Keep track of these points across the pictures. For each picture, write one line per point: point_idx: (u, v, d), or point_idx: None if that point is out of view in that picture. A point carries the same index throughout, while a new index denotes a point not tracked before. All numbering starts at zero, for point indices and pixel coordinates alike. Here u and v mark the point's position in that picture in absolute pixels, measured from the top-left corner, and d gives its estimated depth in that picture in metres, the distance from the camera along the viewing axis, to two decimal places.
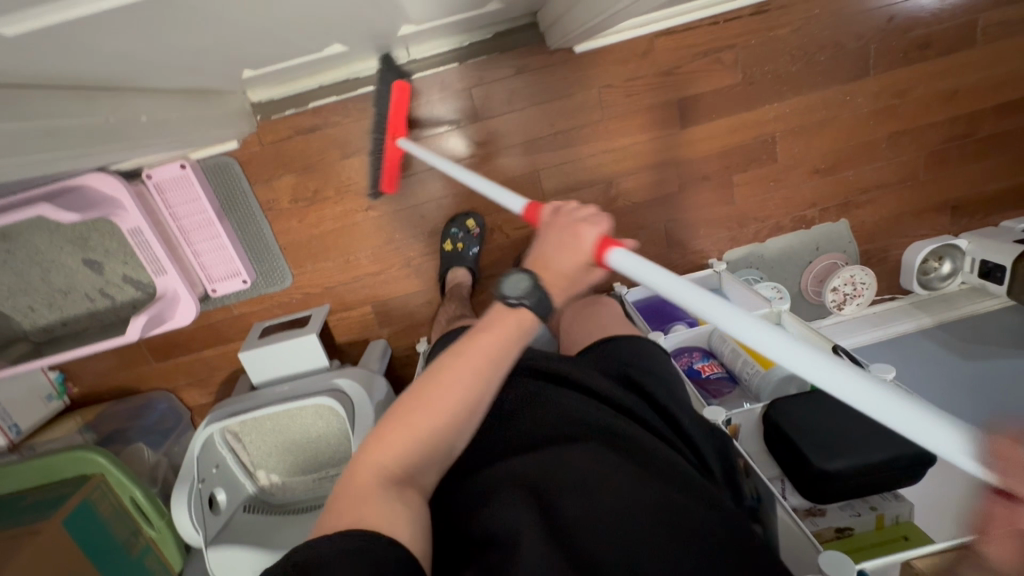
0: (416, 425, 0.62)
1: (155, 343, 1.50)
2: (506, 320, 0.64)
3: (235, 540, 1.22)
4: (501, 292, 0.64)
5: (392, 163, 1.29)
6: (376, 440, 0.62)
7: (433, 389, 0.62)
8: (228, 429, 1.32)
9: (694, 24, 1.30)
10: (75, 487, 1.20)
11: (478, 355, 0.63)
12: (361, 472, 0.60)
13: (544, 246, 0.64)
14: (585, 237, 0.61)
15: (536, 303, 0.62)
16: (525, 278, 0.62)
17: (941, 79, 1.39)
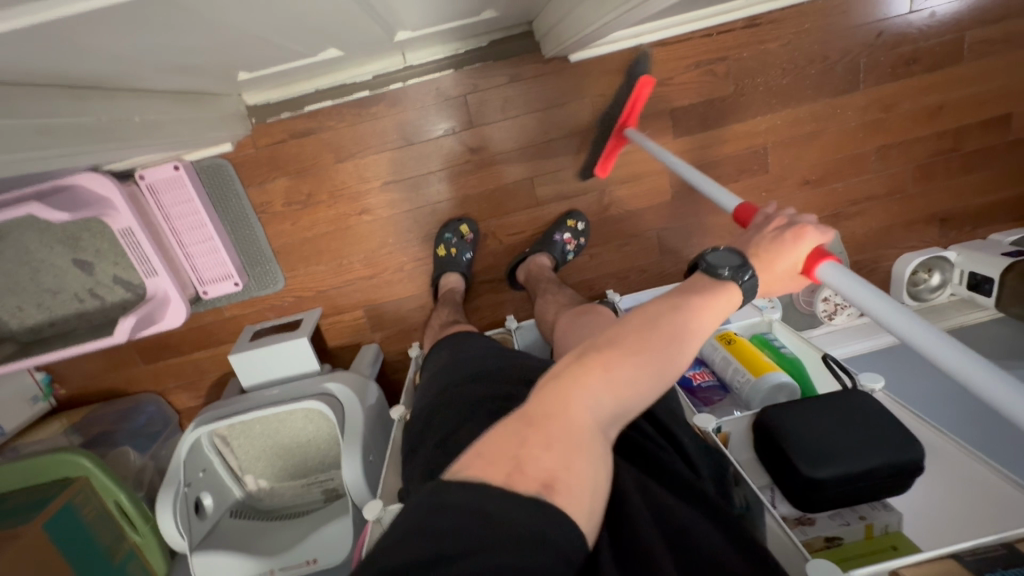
0: (621, 385, 0.58)
1: (145, 344, 1.49)
2: (718, 297, 0.64)
3: (222, 545, 1.21)
4: (707, 263, 0.67)
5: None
6: (580, 381, 0.58)
7: (653, 347, 0.60)
8: (216, 433, 1.30)
9: (687, 36, 1.31)
10: (58, 490, 1.18)
11: (698, 327, 0.63)
12: (573, 413, 0.56)
13: (758, 239, 0.69)
14: (808, 240, 0.65)
15: (744, 282, 0.65)
16: (736, 256, 0.66)
17: (928, 93, 1.42)
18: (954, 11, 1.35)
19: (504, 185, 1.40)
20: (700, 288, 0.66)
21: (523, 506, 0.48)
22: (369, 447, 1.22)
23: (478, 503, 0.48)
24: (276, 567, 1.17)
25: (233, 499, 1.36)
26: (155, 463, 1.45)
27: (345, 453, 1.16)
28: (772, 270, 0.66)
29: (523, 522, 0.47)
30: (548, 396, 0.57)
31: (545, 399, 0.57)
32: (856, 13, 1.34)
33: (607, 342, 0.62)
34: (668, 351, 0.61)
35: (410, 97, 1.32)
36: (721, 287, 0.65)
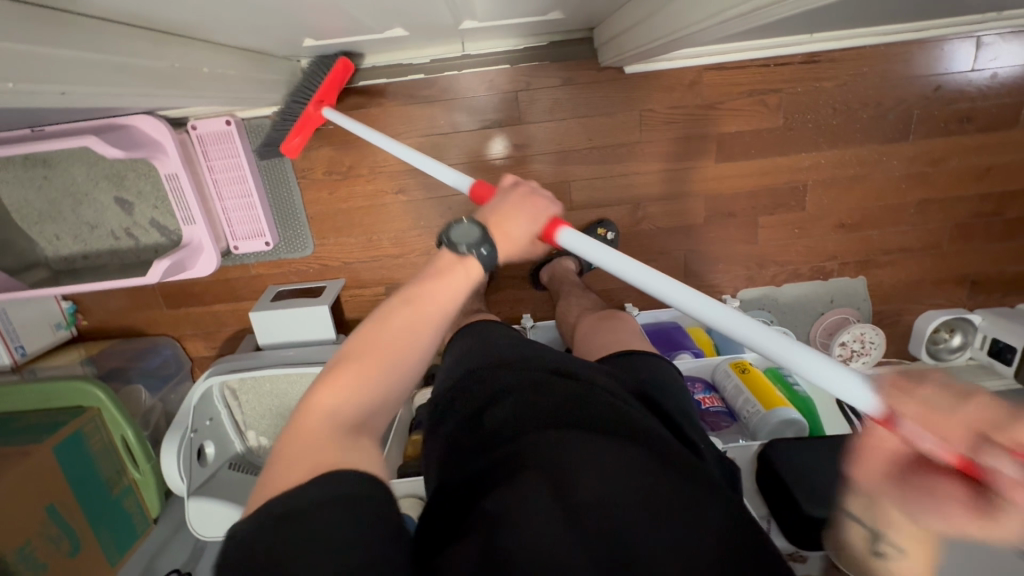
0: (383, 353, 0.59)
1: (170, 289, 1.52)
2: (452, 268, 0.66)
3: (217, 495, 1.23)
4: (449, 240, 0.67)
5: (306, 127, 1.21)
6: (315, 395, 0.55)
7: (385, 334, 0.60)
8: (227, 385, 1.33)
9: (744, 64, 1.32)
10: (70, 417, 1.21)
11: (421, 302, 0.63)
12: (306, 424, 0.53)
13: (500, 206, 0.73)
14: (543, 211, 0.75)
15: (486, 256, 0.66)
16: (476, 227, 0.67)
17: (977, 154, 1.41)
18: (1015, 76, 1.35)
19: (540, 185, 1.42)
20: (439, 265, 0.67)
21: (308, 494, 0.45)
22: None
23: (263, 508, 0.45)
24: None
25: (233, 452, 1.38)
26: (163, 405, 1.48)
27: None
28: (512, 237, 0.71)
29: (321, 497, 0.45)
30: (297, 415, 0.55)
31: (291, 425, 0.54)
32: (916, 64, 1.33)
33: (350, 349, 0.60)
34: (409, 326, 0.61)
35: (462, 86, 1.34)
36: (455, 263, 0.66)
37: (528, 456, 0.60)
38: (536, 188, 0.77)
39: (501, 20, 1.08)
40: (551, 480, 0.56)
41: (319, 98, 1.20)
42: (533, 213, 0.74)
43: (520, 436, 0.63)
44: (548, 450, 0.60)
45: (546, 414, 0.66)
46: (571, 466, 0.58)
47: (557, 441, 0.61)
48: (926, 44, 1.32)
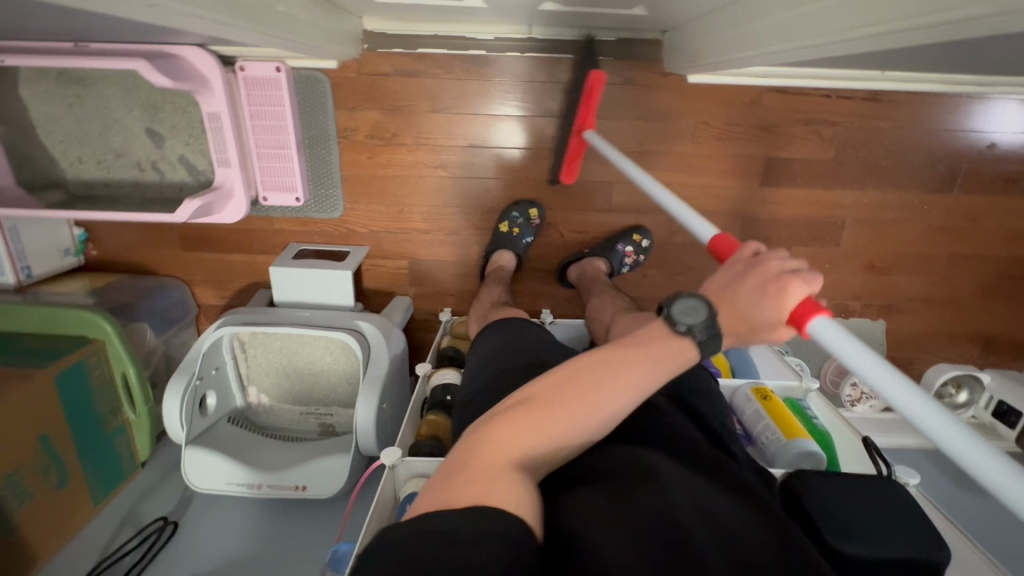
0: (566, 412, 0.57)
1: (188, 231, 1.48)
2: (664, 344, 0.61)
3: (214, 446, 1.20)
4: (670, 314, 0.61)
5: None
6: (499, 431, 0.56)
7: (579, 397, 0.58)
8: (237, 337, 1.30)
9: (807, 91, 1.31)
10: (74, 346, 1.17)
11: (636, 364, 0.60)
12: (485, 458, 0.53)
13: (733, 283, 0.61)
14: (792, 292, 0.55)
15: (706, 341, 0.59)
16: (701, 305, 0.60)
17: (1015, 216, 1.41)
18: None
19: (583, 181, 1.40)
20: (650, 341, 0.62)
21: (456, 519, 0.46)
22: (386, 395, 1.21)
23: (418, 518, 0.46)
24: (264, 483, 1.16)
25: (232, 406, 1.35)
26: (164, 348, 1.44)
27: (364, 394, 1.16)
28: (743, 323, 0.59)
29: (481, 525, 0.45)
30: (473, 445, 0.55)
31: (466, 451, 0.55)
32: (973, 119, 1.33)
33: (523, 398, 0.59)
34: (604, 389, 0.58)
35: (521, 69, 1.30)
36: (669, 338, 0.61)
37: (594, 468, 0.61)
38: (786, 259, 0.59)
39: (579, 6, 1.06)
40: (619, 486, 0.58)
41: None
42: (789, 284, 0.55)
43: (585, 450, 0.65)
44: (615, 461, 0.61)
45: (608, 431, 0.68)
46: (635, 474, 0.59)
47: (623, 452, 0.63)
48: (987, 100, 1.32)
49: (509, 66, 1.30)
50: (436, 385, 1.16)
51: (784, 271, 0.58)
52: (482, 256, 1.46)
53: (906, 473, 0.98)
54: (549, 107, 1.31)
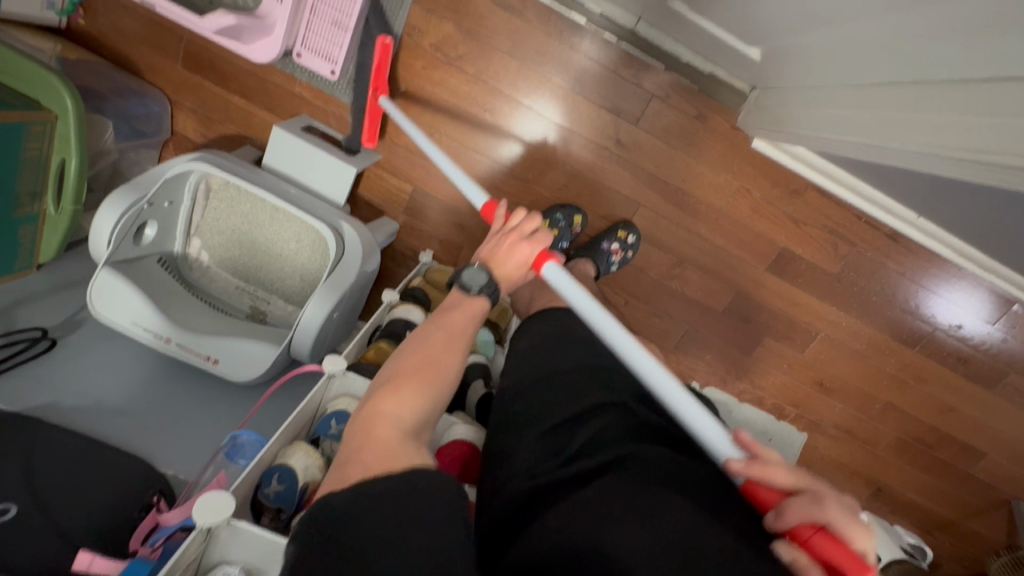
0: (430, 375, 0.64)
1: (197, 50, 1.31)
2: (468, 305, 0.73)
3: (134, 278, 1.06)
4: (458, 282, 0.74)
5: (370, 120, 1.23)
6: (377, 408, 0.60)
7: (431, 357, 0.65)
8: (206, 180, 1.16)
9: (844, 203, 1.35)
10: (21, 106, 1.00)
11: (457, 330, 0.70)
12: (377, 432, 0.57)
13: (494, 250, 0.79)
14: (527, 250, 0.79)
15: (488, 295, 0.74)
16: (482, 273, 0.74)
17: (950, 391, 1.53)
18: (1018, 350, 1.48)
19: (613, 190, 1.37)
20: (450, 303, 0.73)
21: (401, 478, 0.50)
22: (340, 306, 1.11)
23: (368, 484, 0.49)
24: (174, 339, 1.04)
25: (168, 250, 1.20)
26: (117, 157, 1.27)
27: (317, 296, 1.06)
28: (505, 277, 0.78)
29: (421, 489, 0.50)
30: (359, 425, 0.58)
31: (353, 442, 0.57)
32: (963, 294, 1.42)
33: (394, 371, 0.64)
34: (444, 350, 0.67)
35: (611, 55, 1.26)
36: (464, 302, 0.73)
37: (605, 478, 0.59)
38: (522, 222, 0.80)
39: (711, 8, 1.02)
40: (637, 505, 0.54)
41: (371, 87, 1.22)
42: (520, 245, 0.78)
43: (596, 453, 0.63)
44: (633, 478, 0.58)
45: (620, 438, 0.64)
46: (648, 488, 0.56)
47: (641, 465, 0.60)
48: (979, 283, 1.41)
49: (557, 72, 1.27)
50: (396, 317, 1.07)
51: (525, 233, 0.80)
52: None
53: None
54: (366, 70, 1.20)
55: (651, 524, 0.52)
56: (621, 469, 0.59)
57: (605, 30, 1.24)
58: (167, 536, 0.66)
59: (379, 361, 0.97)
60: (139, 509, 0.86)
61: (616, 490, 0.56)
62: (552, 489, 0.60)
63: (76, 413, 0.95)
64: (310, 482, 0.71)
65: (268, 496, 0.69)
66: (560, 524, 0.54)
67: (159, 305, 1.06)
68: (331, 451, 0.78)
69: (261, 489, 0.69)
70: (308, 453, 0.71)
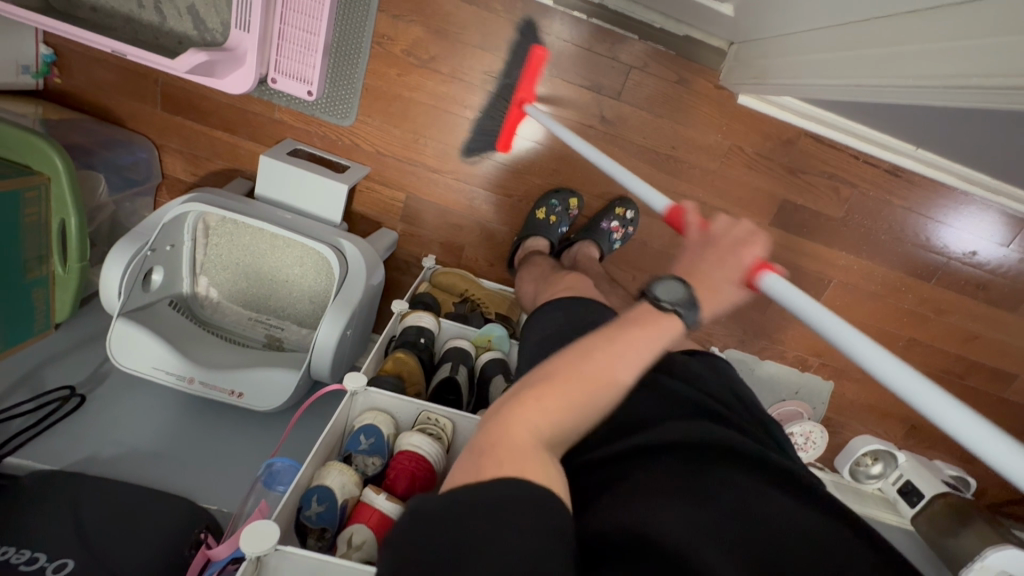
0: (594, 388, 0.54)
1: (175, 90, 1.32)
2: (661, 322, 0.60)
3: (149, 326, 1.08)
4: (652, 294, 0.62)
5: (511, 126, 1.28)
6: (522, 411, 0.51)
7: (597, 372, 0.54)
8: (204, 218, 1.17)
9: (839, 146, 1.33)
10: (15, 173, 1.02)
11: (638, 346, 0.57)
12: (518, 434, 0.49)
13: (699, 264, 0.68)
14: (745, 257, 0.69)
15: (689, 315, 0.61)
16: (680, 287, 0.61)
17: (973, 319, 1.51)
18: None
19: (605, 168, 1.37)
20: (635, 314, 0.61)
21: (505, 483, 0.44)
22: (353, 322, 1.12)
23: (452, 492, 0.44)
24: (196, 378, 1.06)
25: (177, 292, 1.22)
26: (113, 209, 1.30)
27: (329, 316, 1.07)
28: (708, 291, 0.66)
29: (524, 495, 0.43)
30: (494, 427, 0.50)
31: (488, 436, 0.50)
32: (972, 219, 1.40)
33: (552, 371, 0.54)
34: (613, 363, 0.55)
35: (583, 33, 1.25)
36: (649, 318, 0.60)
37: (650, 457, 0.58)
38: (738, 232, 0.71)
39: None
40: (673, 490, 0.53)
41: (520, 94, 1.25)
42: (736, 254, 0.69)
43: (625, 437, 0.62)
44: (664, 458, 0.57)
45: (658, 416, 0.64)
46: (681, 472, 0.55)
47: (678, 443, 0.59)
48: (987, 206, 1.39)
49: (531, 58, 1.27)
50: (409, 325, 1.08)
51: (736, 240, 0.71)
52: (514, 239, 1.42)
53: None
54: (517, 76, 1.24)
55: (689, 510, 0.51)
56: (662, 448, 0.59)
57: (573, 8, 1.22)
58: (221, 568, 0.69)
59: (398, 372, 0.99)
60: (189, 546, 0.89)
61: (661, 469, 0.56)
62: (594, 468, 0.60)
63: (113, 463, 0.98)
64: (348, 498, 0.73)
65: (311, 517, 0.70)
66: (612, 505, 0.53)
67: (177, 348, 1.07)
68: (366, 465, 0.80)
69: (302, 512, 0.70)
70: (341, 471, 0.73)
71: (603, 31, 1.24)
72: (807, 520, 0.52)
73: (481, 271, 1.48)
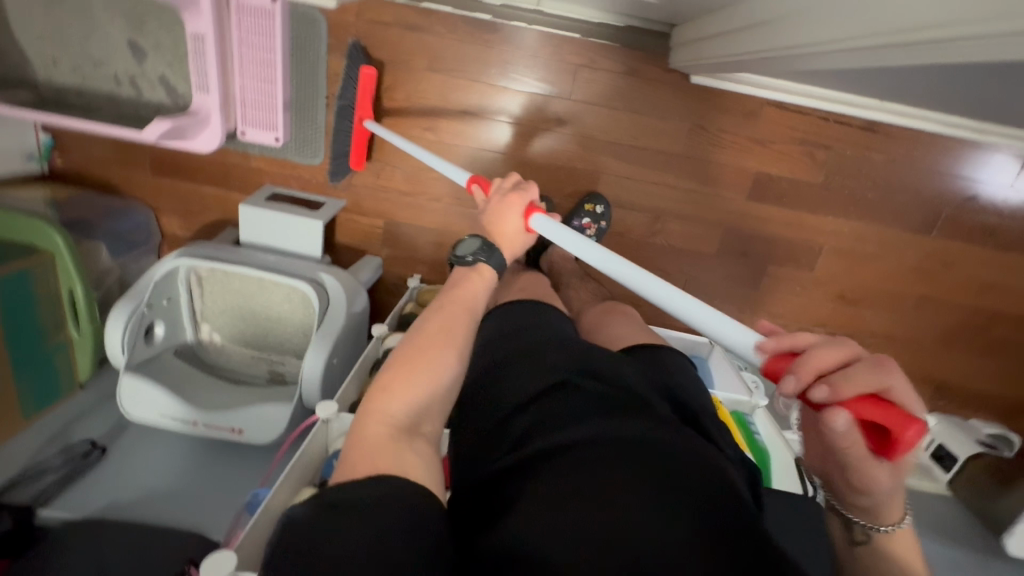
0: (431, 363, 0.66)
1: (161, 155, 1.42)
2: (466, 281, 0.77)
3: (153, 377, 1.17)
4: (456, 256, 0.79)
5: (359, 145, 1.30)
6: (373, 405, 0.63)
7: (425, 344, 0.67)
8: (195, 270, 1.26)
9: (806, 111, 1.30)
10: (21, 254, 1.12)
11: (455, 314, 0.72)
12: (371, 430, 0.60)
13: (490, 217, 0.88)
14: (515, 203, 0.88)
15: (489, 259, 0.79)
16: (475, 240, 0.80)
17: (986, 268, 1.43)
18: None
19: (570, 168, 1.38)
20: (453, 283, 0.77)
21: (364, 488, 0.52)
22: (338, 350, 1.18)
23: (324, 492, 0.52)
24: (199, 420, 1.14)
25: (182, 340, 1.31)
26: (121, 271, 1.40)
27: (313, 348, 1.13)
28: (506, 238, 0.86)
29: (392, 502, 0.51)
30: (354, 425, 0.62)
31: (352, 436, 0.62)
32: (963, 164, 1.33)
33: (392, 360, 0.67)
34: (440, 336, 0.69)
35: (527, 40, 1.27)
36: (462, 278, 0.78)
37: (556, 461, 0.59)
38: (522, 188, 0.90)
39: None
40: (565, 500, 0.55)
41: (359, 113, 1.26)
42: (506, 202, 0.88)
43: (539, 438, 0.63)
44: (570, 463, 0.58)
45: (573, 412, 0.64)
46: (578, 476, 0.56)
47: (587, 446, 0.59)
48: (979, 148, 1.32)
49: (480, 74, 1.30)
50: (388, 348, 1.13)
51: (507, 189, 0.91)
52: None
53: (831, 497, 1.05)
54: (350, 96, 1.25)
55: (582, 521, 0.52)
56: (568, 453, 0.59)
57: (513, 18, 1.24)
58: None
59: None
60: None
61: (564, 476, 0.57)
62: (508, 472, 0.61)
63: (134, 507, 1.07)
64: None
65: None
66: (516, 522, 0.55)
67: (181, 395, 1.16)
68: None
69: None
70: None
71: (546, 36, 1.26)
72: (698, 518, 0.53)
73: None
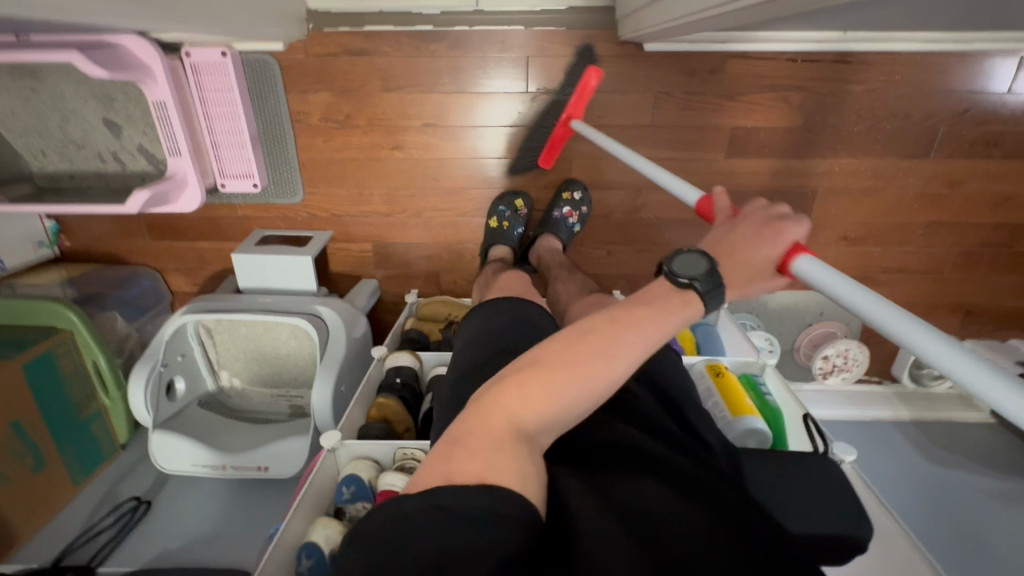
0: (586, 374, 0.53)
1: (155, 220, 1.49)
2: (672, 303, 0.58)
3: (180, 430, 1.24)
4: (670, 271, 0.59)
5: (557, 142, 1.31)
6: (500, 398, 0.52)
7: (583, 354, 0.54)
8: (202, 323, 1.32)
9: (771, 56, 1.25)
10: (42, 336, 1.20)
11: (633, 326, 0.56)
12: (490, 420, 0.51)
13: (728, 237, 0.62)
14: (784, 236, 0.60)
15: (710, 292, 0.57)
16: (702, 260, 0.58)
17: (997, 180, 1.35)
18: None
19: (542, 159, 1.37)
20: (643, 296, 0.59)
21: (481, 490, 0.44)
22: (343, 377, 1.22)
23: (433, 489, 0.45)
24: (228, 464, 1.20)
25: (203, 390, 1.38)
26: (138, 334, 1.49)
27: (318, 379, 1.16)
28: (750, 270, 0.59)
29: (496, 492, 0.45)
30: (469, 418, 0.52)
31: (461, 423, 0.52)
32: (951, 78, 1.26)
33: (533, 358, 0.55)
34: (605, 349, 0.54)
35: (474, 42, 1.26)
36: (676, 300, 0.58)
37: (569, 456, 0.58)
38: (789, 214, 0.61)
39: None
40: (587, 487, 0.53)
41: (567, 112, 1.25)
42: (771, 229, 0.60)
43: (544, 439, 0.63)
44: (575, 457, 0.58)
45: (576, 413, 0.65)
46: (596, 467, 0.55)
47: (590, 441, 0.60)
48: (966, 58, 1.24)
49: (435, 84, 1.30)
50: (388, 368, 1.16)
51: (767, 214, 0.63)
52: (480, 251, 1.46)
53: (844, 449, 1.03)
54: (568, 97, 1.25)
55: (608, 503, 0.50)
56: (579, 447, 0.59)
57: (455, 23, 1.24)
58: None
59: (382, 415, 1.06)
60: None
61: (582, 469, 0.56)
62: None
63: (182, 553, 1.14)
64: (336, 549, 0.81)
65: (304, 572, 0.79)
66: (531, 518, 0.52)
67: (208, 442, 1.22)
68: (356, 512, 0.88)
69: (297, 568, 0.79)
70: (325, 524, 0.82)
71: (491, 33, 1.25)
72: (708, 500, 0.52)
73: (463, 290, 1.53)
